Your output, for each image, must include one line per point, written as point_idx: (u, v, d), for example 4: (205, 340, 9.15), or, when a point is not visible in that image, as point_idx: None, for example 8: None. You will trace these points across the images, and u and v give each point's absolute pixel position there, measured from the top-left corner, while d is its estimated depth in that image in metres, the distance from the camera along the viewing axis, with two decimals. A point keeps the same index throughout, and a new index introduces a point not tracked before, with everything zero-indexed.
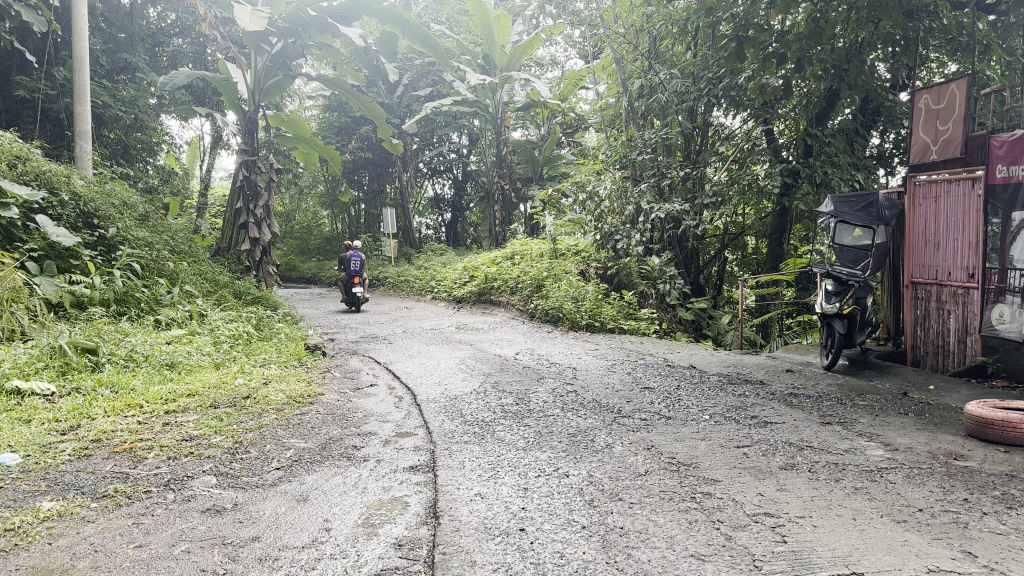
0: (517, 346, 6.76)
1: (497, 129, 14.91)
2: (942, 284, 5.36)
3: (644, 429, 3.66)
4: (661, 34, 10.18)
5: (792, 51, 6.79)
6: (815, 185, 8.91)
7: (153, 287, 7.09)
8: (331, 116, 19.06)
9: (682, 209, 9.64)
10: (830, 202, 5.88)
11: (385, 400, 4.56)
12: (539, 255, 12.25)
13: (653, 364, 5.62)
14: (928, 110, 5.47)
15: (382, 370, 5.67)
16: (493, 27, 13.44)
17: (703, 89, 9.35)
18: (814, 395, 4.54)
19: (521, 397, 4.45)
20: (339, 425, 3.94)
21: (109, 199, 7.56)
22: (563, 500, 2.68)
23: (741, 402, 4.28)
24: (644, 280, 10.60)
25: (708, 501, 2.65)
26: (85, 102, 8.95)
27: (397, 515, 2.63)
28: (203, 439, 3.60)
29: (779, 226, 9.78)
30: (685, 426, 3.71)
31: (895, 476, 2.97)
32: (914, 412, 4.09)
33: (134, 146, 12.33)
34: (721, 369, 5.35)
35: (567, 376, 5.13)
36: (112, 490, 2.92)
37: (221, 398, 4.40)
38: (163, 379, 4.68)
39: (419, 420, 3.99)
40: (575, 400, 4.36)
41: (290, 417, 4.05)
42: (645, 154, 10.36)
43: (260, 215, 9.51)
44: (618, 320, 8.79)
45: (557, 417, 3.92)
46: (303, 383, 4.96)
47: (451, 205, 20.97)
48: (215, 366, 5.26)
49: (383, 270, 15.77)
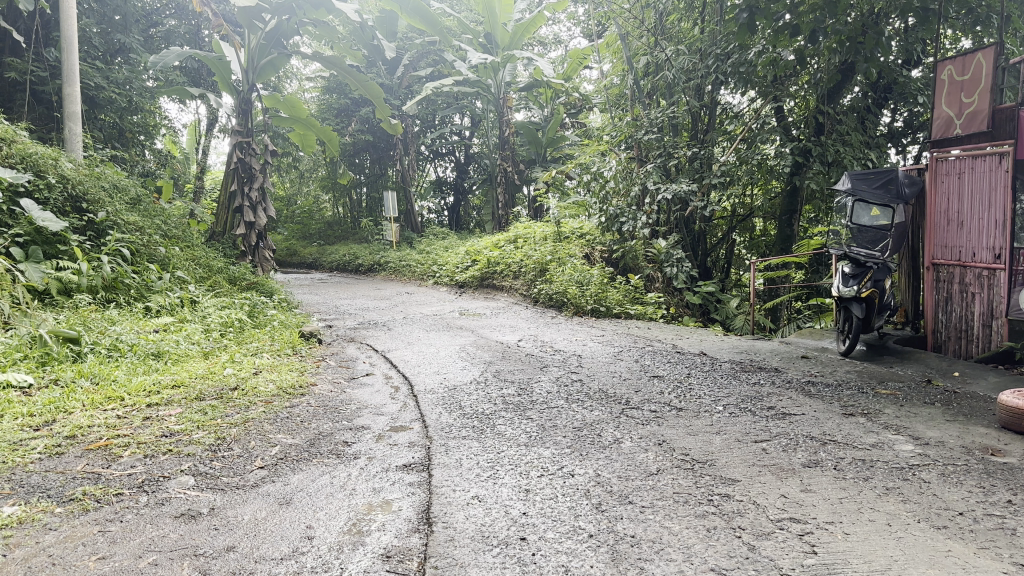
0: (519, 333, 6.53)
1: (499, 110, 14.62)
2: (966, 265, 5.10)
3: (654, 422, 3.42)
4: (668, 10, 9.92)
5: (804, 23, 6.50)
6: (825, 164, 8.72)
7: (144, 273, 6.85)
8: (331, 97, 18.78)
9: (689, 190, 9.39)
10: (846, 178, 5.61)
11: (380, 391, 4.33)
12: (542, 238, 11.97)
13: (662, 351, 5.38)
14: (952, 81, 5.19)
15: (379, 358, 5.44)
16: (494, 5, 13.15)
17: (711, 65, 9.22)
18: (832, 383, 4.30)
19: (522, 387, 4.22)
20: (331, 418, 3.70)
21: (98, 182, 7.32)
22: (569, 504, 2.45)
23: (756, 392, 4.05)
24: (649, 263, 10.33)
25: (727, 504, 2.42)
26: (74, 83, 8.71)
27: (387, 521, 2.40)
28: (184, 435, 3.38)
29: (789, 206, 9.51)
30: (698, 418, 3.48)
31: (930, 474, 2.74)
32: (941, 402, 3.85)
33: (128, 130, 12.04)
34: (734, 356, 5.11)
35: (572, 364, 4.89)
36: (81, 493, 2.70)
37: (207, 390, 4.18)
38: (147, 369, 4.45)
39: (415, 413, 3.76)
40: (580, 390, 4.13)
41: (279, 410, 3.82)
42: (651, 134, 10.09)
43: (256, 198, 9.25)
44: (624, 305, 8.55)
45: (562, 409, 3.69)
46: (295, 373, 4.73)
47: (454, 188, 20.68)
48: (203, 355, 5.03)
49: (384, 255, 15.50)
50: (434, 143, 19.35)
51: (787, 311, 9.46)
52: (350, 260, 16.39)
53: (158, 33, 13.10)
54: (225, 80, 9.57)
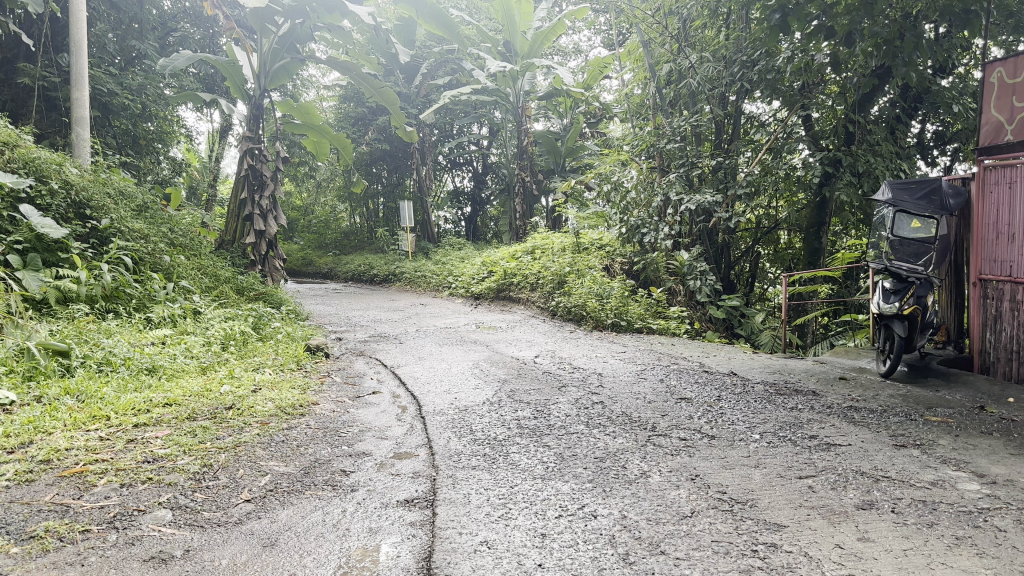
0: (536, 348, 6.21)
1: (518, 119, 14.34)
2: (1016, 281, 4.72)
3: (684, 452, 3.09)
4: (692, 16, 9.59)
5: (839, 24, 6.14)
6: (856, 175, 8.37)
7: (147, 282, 6.58)
8: (347, 106, 18.63)
9: (713, 200, 9.04)
10: (886, 188, 5.26)
11: (386, 412, 4.02)
12: (561, 250, 11.65)
13: (688, 370, 5.04)
14: (1002, 84, 4.80)
15: (387, 374, 5.14)
16: (513, 12, 12.93)
17: (737, 73, 8.89)
18: (877, 409, 3.94)
19: (539, 409, 3.89)
20: (330, 442, 3.40)
21: (103, 188, 7.10)
22: (591, 553, 2.13)
23: (795, 418, 3.70)
24: (671, 276, 9.98)
25: (775, 557, 2.09)
26: (83, 88, 8.53)
27: (381, 570, 2.09)
28: (168, 461, 3.08)
29: (817, 219, 9.09)
30: (733, 450, 3.15)
31: (1005, 521, 2.39)
32: (1001, 432, 3.48)
33: (142, 137, 11.88)
34: (766, 376, 4.76)
35: (592, 384, 4.55)
36: (42, 530, 2.41)
37: (200, 408, 3.90)
38: (138, 386, 4.16)
39: (422, 438, 3.45)
40: (602, 413, 3.79)
41: (274, 433, 3.51)
42: (674, 143, 9.79)
43: (266, 206, 9.01)
44: (646, 319, 8.21)
45: (582, 436, 3.36)
46: (297, 391, 4.43)
47: (471, 198, 20.47)
48: (201, 370, 4.74)
49: (400, 265, 15.23)
50: (452, 153, 19.12)
51: (814, 323, 9.05)
52: (365, 270, 16.16)
53: (174, 40, 12.97)
54: (237, 86, 9.25)
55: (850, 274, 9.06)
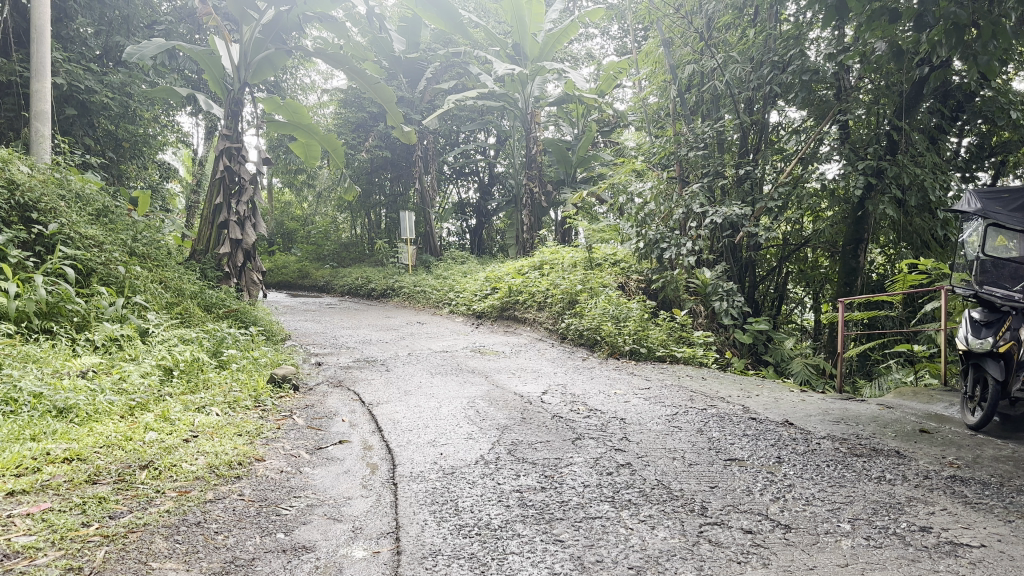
0: (542, 382, 5.26)
1: (527, 126, 13.42)
2: None
3: (758, 560, 2.16)
4: (717, 13, 8.71)
5: (902, 9, 5.19)
6: (900, 189, 7.43)
7: (93, 297, 5.63)
8: (347, 111, 17.89)
9: (741, 213, 8.09)
10: (974, 198, 4.43)
11: (349, 475, 3.09)
12: (571, 265, 10.73)
13: (730, 416, 4.11)
14: None
15: (362, 416, 4.21)
16: (524, 11, 12.12)
17: (766, 75, 8.01)
18: (993, 481, 3.00)
19: (547, 476, 2.97)
20: (260, 528, 2.48)
21: (55, 189, 6.21)
22: None
23: (890, 497, 2.78)
24: (692, 296, 9.03)
25: None
26: (44, 79, 7.69)
27: None
28: (23, 559, 2.13)
29: (855, 234, 8.07)
30: (822, 556, 2.22)
31: None
32: None
33: (126, 139, 11.01)
34: (831, 429, 3.82)
35: (614, 436, 3.63)
36: None
37: (106, 468, 2.98)
38: (33, 435, 3.21)
39: (387, 521, 2.53)
40: (631, 484, 2.87)
41: (191, 512, 2.60)
42: (697, 150, 8.85)
43: (244, 212, 8.15)
44: (668, 345, 7.27)
45: (610, 525, 2.42)
46: (241, 441, 3.51)
47: (476, 210, 19.61)
48: (128, 411, 3.80)
49: (400, 279, 14.34)
50: (457, 162, 18.26)
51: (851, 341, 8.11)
52: (363, 284, 15.32)
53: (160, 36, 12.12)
54: (216, 80, 8.40)
55: (915, 302, 7.92)
